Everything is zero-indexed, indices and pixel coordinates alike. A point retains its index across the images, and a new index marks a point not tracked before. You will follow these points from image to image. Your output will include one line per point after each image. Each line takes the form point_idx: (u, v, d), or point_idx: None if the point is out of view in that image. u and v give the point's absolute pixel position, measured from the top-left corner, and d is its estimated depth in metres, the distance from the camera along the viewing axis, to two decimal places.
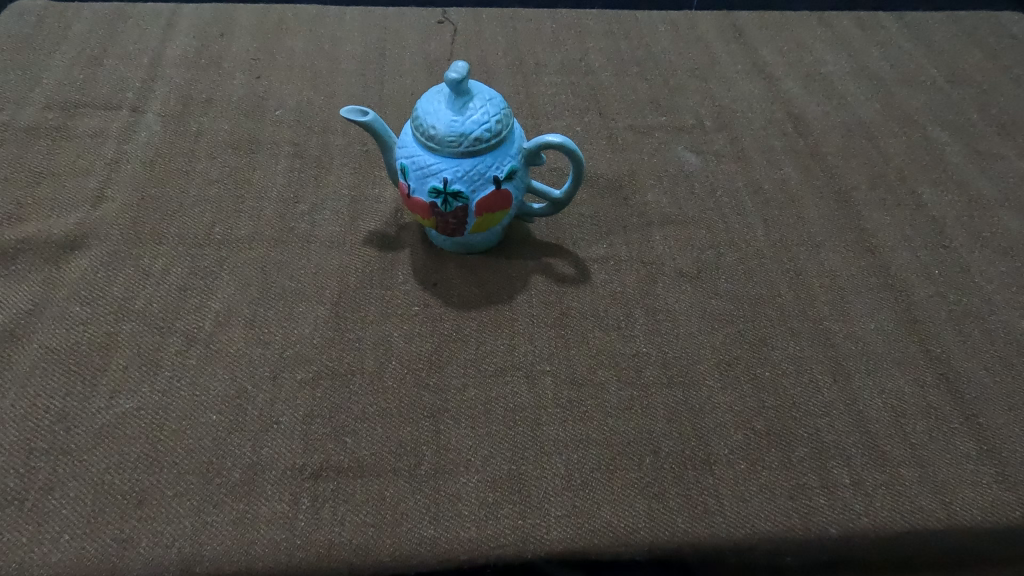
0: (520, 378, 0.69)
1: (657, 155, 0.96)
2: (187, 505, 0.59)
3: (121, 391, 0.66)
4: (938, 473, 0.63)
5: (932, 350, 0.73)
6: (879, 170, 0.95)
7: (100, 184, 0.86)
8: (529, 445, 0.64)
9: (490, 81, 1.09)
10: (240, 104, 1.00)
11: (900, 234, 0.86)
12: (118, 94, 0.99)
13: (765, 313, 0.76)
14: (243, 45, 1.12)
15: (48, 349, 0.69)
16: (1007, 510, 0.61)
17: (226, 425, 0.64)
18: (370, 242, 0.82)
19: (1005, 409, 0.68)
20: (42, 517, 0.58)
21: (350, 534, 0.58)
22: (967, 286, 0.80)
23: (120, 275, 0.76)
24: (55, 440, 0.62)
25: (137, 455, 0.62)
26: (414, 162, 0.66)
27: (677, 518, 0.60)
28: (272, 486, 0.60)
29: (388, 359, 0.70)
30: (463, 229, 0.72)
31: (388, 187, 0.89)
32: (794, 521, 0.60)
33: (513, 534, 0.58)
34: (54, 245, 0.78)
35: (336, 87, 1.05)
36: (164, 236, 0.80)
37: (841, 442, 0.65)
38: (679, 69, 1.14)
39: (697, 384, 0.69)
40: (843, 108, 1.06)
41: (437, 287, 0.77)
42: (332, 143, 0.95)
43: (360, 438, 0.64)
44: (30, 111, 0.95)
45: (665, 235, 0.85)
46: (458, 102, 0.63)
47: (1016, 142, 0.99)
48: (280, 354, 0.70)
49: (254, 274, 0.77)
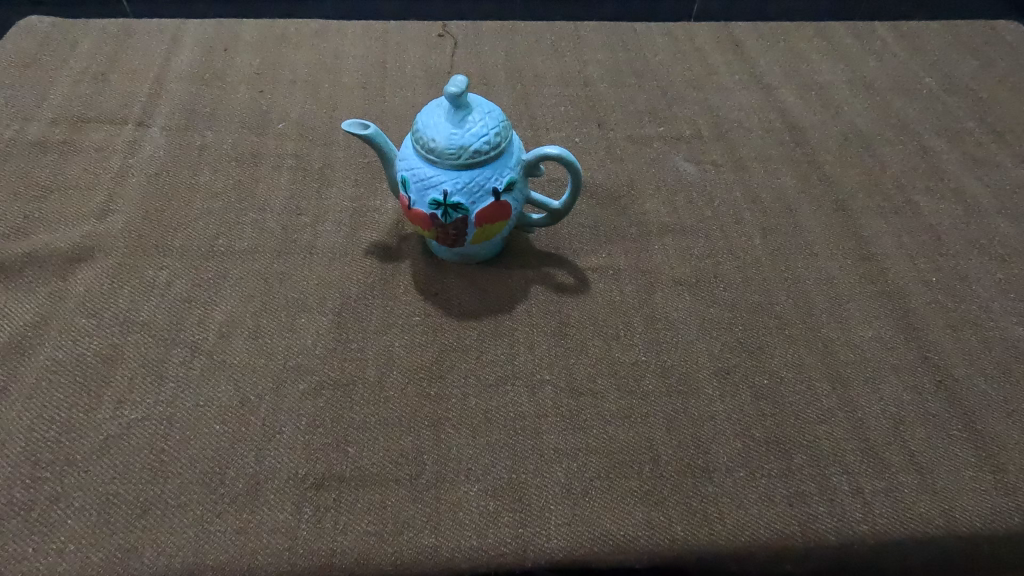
0: (520, 387, 0.70)
1: (655, 165, 0.98)
2: (190, 514, 0.60)
3: (126, 402, 0.67)
4: (937, 480, 0.64)
5: (930, 357, 0.74)
6: (876, 178, 0.96)
7: (104, 198, 0.87)
8: (529, 453, 0.65)
9: (489, 92, 1.11)
10: (244, 118, 1.01)
11: (897, 242, 0.87)
12: (124, 109, 1.01)
13: (763, 322, 0.77)
14: (246, 60, 1.14)
15: (54, 361, 0.70)
16: (1006, 518, 0.61)
17: (230, 434, 0.65)
18: (372, 252, 0.83)
19: (1003, 415, 0.69)
20: (49, 527, 0.58)
21: (352, 542, 0.58)
22: (964, 294, 0.80)
23: (125, 287, 0.77)
24: (60, 451, 0.63)
25: (142, 465, 0.63)
26: (415, 174, 0.67)
27: (676, 526, 0.60)
28: (275, 495, 0.61)
29: (389, 369, 0.71)
30: (463, 240, 0.73)
31: (389, 199, 0.90)
32: (794, 528, 0.60)
33: (514, 543, 0.59)
34: (61, 257, 0.79)
35: (338, 100, 1.07)
36: (168, 249, 0.82)
37: (840, 449, 0.66)
38: (677, 79, 1.15)
39: (696, 393, 0.70)
40: (840, 116, 1.07)
41: (439, 297, 0.78)
42: (334, 156, 0.96)
43: (362, 447, 0.65)
44: (37, 126, 0.96)
45: (663, 245, 0.86)
46: (458, 115, 0.64)
47: (1012, 149, 1.00)
48: (282, 365, 0.71)
49: (256, 285, 0.78)
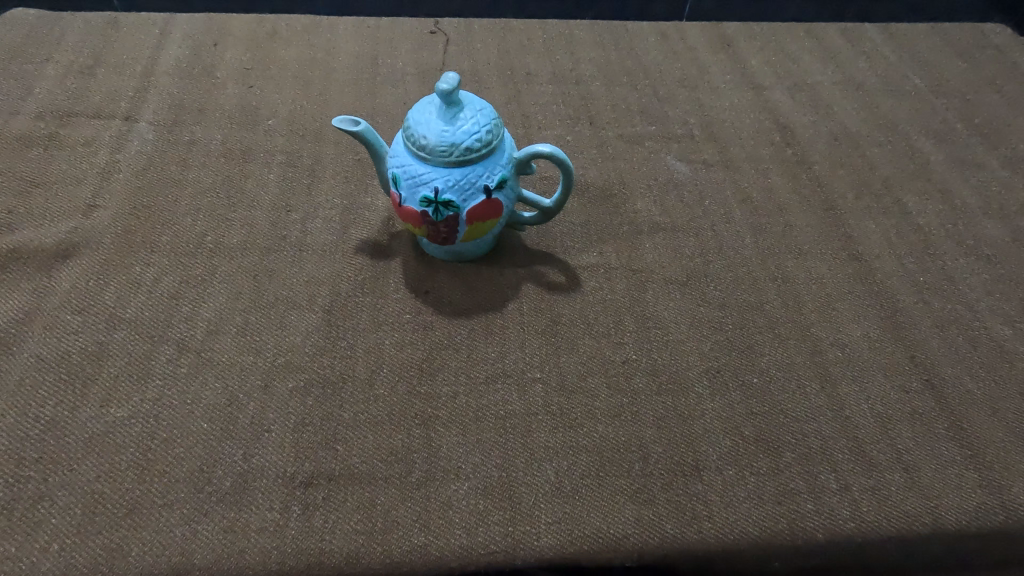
0: (510, 385, 0.70)
1: (646, 164, 0.98)
2: (177, 513, 0.59)
3: (112, 400, 0.66)
4: (924, 478, 0.64)
5: (917, 356, 0.74)
6: (866, 179, 0.97)
7: (90, 194, 0.86)
8: (519, 451, 0.65)
9: (481, 89, 1.10)
10: (233, 114, 1.00)
11: (886, 242, 0.87)
12: (111, 104, 0.99)
13: (753, 321, 0.77)
14: (236, 55, 1.13)
15: (38, 358, 0.69)
16: (992, 515, 0.62)
17: (218, 433, 0.65)
18: (362, 249, 0.83)
19: (989, 414, 0.69)
20: (32, 527, 0.57)
21: (342, 541, 0.58)
22: (951, 293, 0.81)
23: (111, 284, 0.76)
24: (44, 449, 0.62)
25: (128, 463, 0.62)
26: (406, 171, 0.66)
27: (666, 524, 0.60)
28: (263, 494, 0.60)
29: (379, 367, 0.71)
30: (454, 238, 0.72)
31: (380, 196, 0.90)
32: (782, 526, 0.60)
33: (504, 541, 0.59)
34: (46, 253, 0.78)
35: (329, 96, 1.06)
36: (156, 245, 0.81)
37: (829, 447, 0.66)
38: (669, 79, 1.15)
39: (686, 391, 0.70)
40: (829, 116, 1.08)
41: (429, 295, 0.78)
42: (324, 152, 0.96)
43: (352, 445, 0.64)
44: (22, 120, 0.95)
45: (655, 244, 0.86)
46: (450, 112, 0.64)
47: (998, 151, 1.01)
48: (270, 363, 0.70)
49: (245, 282, 0.78)
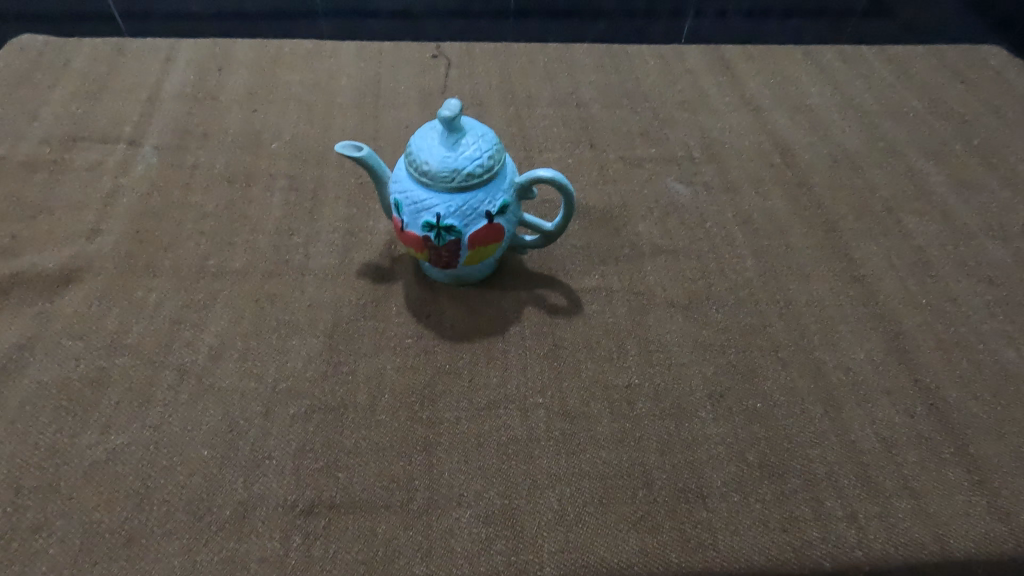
0: (513, 410, 0.70)
1: (647, 186, 0.98)
2: (176, 543, 0.58)
3: (112, 427, 0.66)
4: (931, 504, 0.63)
5: (921, 379, 0.74)
6: (866, 201, 0.97)
7: (94, 218, 0.86)
8: (521, 479, 0.64)
9: (482, 113, 1.12)
10: (237, 138, 1.01)
11: (887, 264, 0.87)
12: (116, 128, 1.00)
13: (756, 344, 0.77)
14: (240, 79, 1.14)
15: (40, 385, 0.69)
16: (1001, 543, 0.61)
17: (218, 460, 0.64)
18: (364, 273, 0.83)
19: (995, 438, 0.69)
20: (30, 557, 0.57)
21: (342, 571, 0.57)
22: (954, 316, 0.81)
23: (114, 309, 0.76)
24: (44, 477, 0.62)
25: (128, 491, 0.61)
26: (408, 197, 0.67)
27: (671, 552, 0.59)
28: (263, 523, 0.60)
29: (381, 392, 0.70)
30: (456, 262, 0.73)
31: (382, 220, 0.90)
32: (789, 554, 0.60)
33: (507, 571, 0.58)
34: (49, 278, 0.78)
35: (332, 120, 1.07)
36: (158, 270, 0.81)
37: (834, 473, 0.66)
38: (669, 101, 1.16)
39: (690, 416, 0.70)
40: (829, 138, 1.08)
41: (431, 319, 0.78)
42: (327, 176, 0.96)
43: (353, 472, 0.64)
44: (28, 146, 0.96)
45: (656, 267, 0.86)
46: (452, 138, 0.64)
47: (998, 172, 1.02)
48: (272, 388, 0.70)
49: (248, 306, 0.78)
